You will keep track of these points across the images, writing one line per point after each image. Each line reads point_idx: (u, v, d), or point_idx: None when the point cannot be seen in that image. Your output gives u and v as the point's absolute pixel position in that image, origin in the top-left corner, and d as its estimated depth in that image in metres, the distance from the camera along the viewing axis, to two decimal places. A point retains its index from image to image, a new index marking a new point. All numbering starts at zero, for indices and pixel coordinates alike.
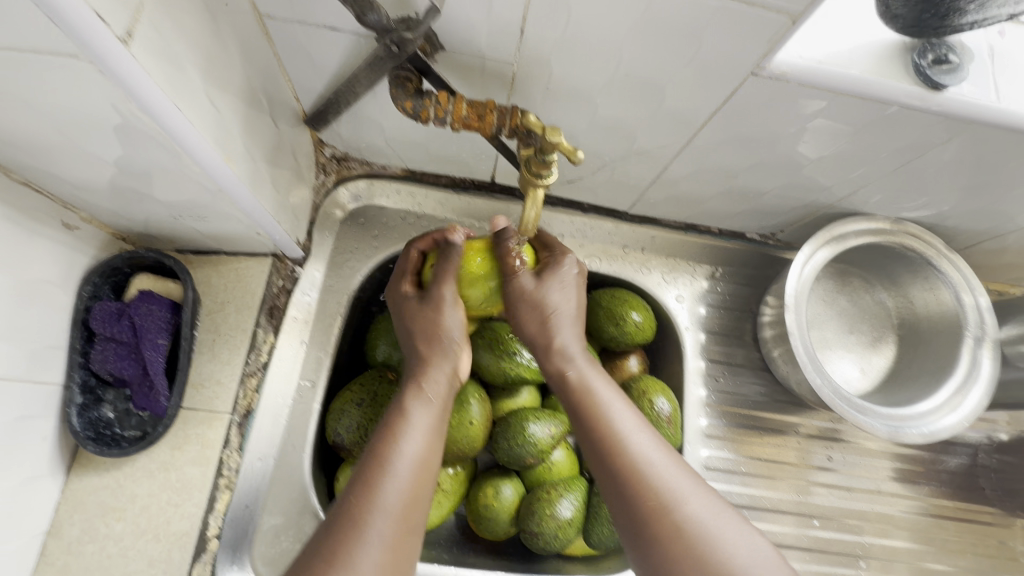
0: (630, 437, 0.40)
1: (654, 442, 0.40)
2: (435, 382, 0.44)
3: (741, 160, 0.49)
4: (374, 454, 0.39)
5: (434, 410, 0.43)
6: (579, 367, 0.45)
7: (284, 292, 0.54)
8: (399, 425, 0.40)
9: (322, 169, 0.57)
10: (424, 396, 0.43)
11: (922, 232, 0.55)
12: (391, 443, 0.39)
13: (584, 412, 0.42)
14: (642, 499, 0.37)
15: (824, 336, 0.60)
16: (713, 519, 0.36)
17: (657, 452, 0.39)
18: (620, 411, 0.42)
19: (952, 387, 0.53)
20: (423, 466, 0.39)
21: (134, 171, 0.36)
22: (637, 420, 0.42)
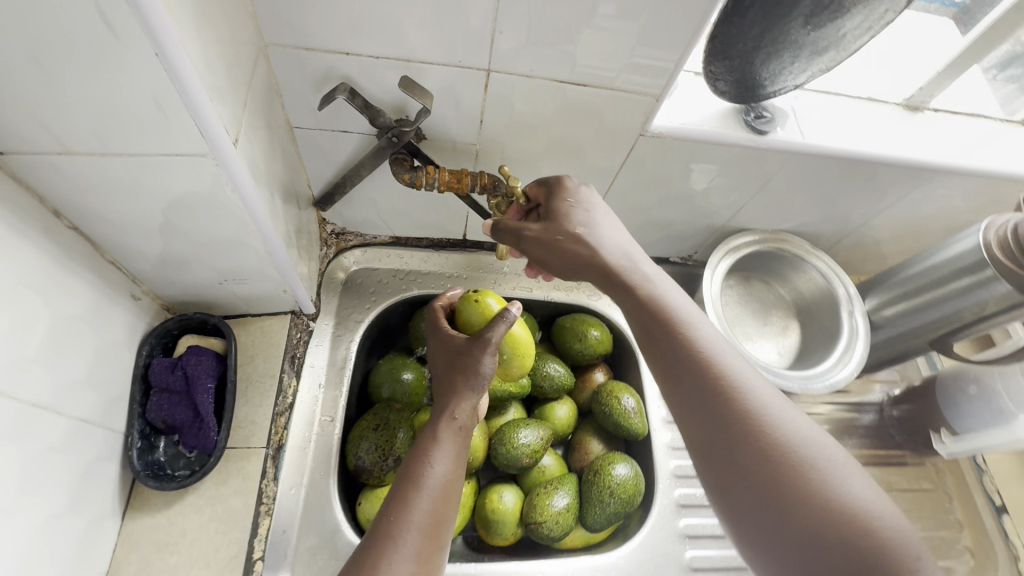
0: (718, 368, 0.41)
1: (743, 360, 0.42)
2: (463, 411, 0.49)
3: (650, 197, 0.66)
4: (410, 479, 0.43)
5: (460, 436, 0.48)
6: (655, 291, 0.46)
7: (302, 343, 0.64)
8: (429, 449, 0.46)
9: (325, 242, 0.70)
10: (452, 421, 0.48)
11: (790, 237, 0.74)
12: (421, 467, 0.44)
13: (668, 334, 0.43)
14: (738, 414, 0.38)
15: (743, 326, 0.76)
16: (807, 435, 0.37)
17: (742, 364, 0.41)
18: (727, 353, 0.42)
19: (842, 348, 0.69)
20: (450, 486, 0.44)
21: (206, 242, 0.48)
22: (719, 333, 0.44)
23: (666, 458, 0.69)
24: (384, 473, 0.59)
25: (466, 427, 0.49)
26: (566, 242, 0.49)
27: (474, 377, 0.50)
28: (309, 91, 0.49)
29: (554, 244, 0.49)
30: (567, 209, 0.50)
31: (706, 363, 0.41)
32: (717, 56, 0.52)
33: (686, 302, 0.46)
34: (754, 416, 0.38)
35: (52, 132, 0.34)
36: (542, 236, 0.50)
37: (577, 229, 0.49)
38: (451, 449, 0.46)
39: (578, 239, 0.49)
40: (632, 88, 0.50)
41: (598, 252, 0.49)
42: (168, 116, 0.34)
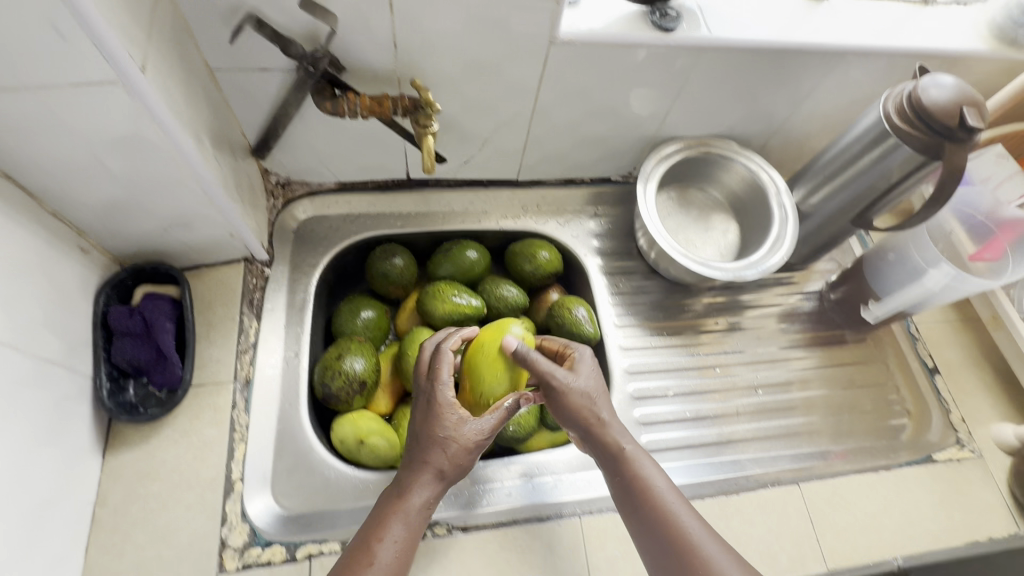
0: (659, 494, 0.51)
1: (680, 500, 0.51)
2: (422, 495, 0.50)
3: (578, 113, 0.69)
4: (361, 559, 0.46)
5: (414, 522, 0.49)
6: (603, 420, 0.54)
7: (259, 288, 0.67)
8: (382, 528, 0.48)
9: (271, 194, 0.72)
10: (409, 504, 0.49)
11: (719, 139, 0.77)
12: (372, 546, 0.47)
13: (625, 482, 0.52)
14: (675, 554, 0.48)
15: (684, 232, 0.80)
16: (711, 541, 0.48)
17: (663, 482, 0.52)
18: (655, 475, 0.52)
19: (773, 235, 0.73)
20: (402, 558, 0.47)
21: (140, 184, 0.50)
22: (649, 459, 0.54)
23: (618, 358, 0.74)
24: (352, 398, 0.64)
25: (425, 512, 0.50)
26: (564, 387, 0.54)
27: (457, 457, 0.51)
28: (219, 27, 0.50)
29: (572, 406, 0.54)
30: (584, 369, 0.56)
31: (645, 497, 0.51)
32: None
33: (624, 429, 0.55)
34: (687, 550, 0.47)
35: None
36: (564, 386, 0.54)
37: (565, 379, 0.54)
38: (406, 527, 0.48)
39: (588, 395, 0.54)
40: None
41: (591, 398, 0.54)
42: (68, 40, 0.36)
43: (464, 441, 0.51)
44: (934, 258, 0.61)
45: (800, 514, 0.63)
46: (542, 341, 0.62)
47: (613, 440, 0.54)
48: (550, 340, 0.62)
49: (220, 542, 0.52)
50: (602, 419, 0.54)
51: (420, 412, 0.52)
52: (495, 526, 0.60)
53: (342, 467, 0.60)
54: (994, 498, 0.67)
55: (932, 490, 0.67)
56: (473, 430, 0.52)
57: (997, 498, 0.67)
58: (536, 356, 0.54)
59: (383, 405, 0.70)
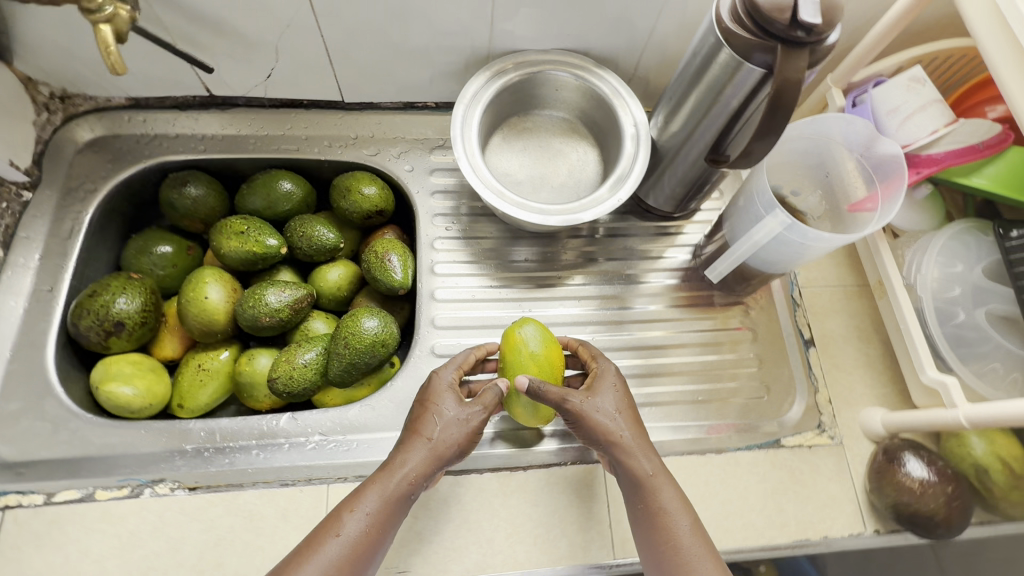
0: (683, 538, 0.45)
1: (690, 525, 0.45)
2: (412, 467, 0.46)
3: (373, 13, 0.57)
4: (326, 530, 0.42)
5: (388, 496, 0.44)
6: (630, 444, 0.48)
7: (13, 214, 0.60)
8: (353, 502, 0.44)
9: (44, 107, 0.63)
10: (390, 473, 0.45)
11: (570, 55, 0.64)
12: (340, 515, 0.43)
13: (647, 513, 0.46)
14: None
15: (531, 170, 0.68)
16: None
17: (688, 526, 0.45)
18: (680, 514, 0.46)
19: (621, 171, 0.61)
20: (363, 544, 0.42)
21: None
22: (679, 496, 0.47)
23: (432, 309, 0.65)
24: (108, 340, 0.57)
25: (407, 488, 0.45)
26: (584, 416, 0.49)
27: (447, 441, 0.47)
28: None
29: (591, 427, 0.49)
30: (606, 389, 0.51)
31: (670, 535, 0.45)
32: None
33: (653, 459, 0.48)
34: None
35: None
36: (576, 412, 0.49)
37: (579, 400, 0.49)
38: (378, 499, 0.44)
39: (605, 429, 0.49)
40: None
41: (612, 431, 0.49)
42: None
43: (450, 425, 0.48)
44: (767, 202, 0.51)
45: (594, 496, 0.55)
46: (577, 346, 0.58)
47: (636, 464, 0.48)
48: (585, 348, 0.57)
49: None
50: (630, 447, 0.48)
51: (416, 403, 0.51)
52: (262, 488, 0.52)
53: (81, 411, 0.54)
54: (844, 493, 0.57)
55: (767, 479, 0.57)
56: (462, 408, 0.49)
57: (849, 494, 0.57)
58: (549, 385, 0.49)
59: (170, 350, 0.63)
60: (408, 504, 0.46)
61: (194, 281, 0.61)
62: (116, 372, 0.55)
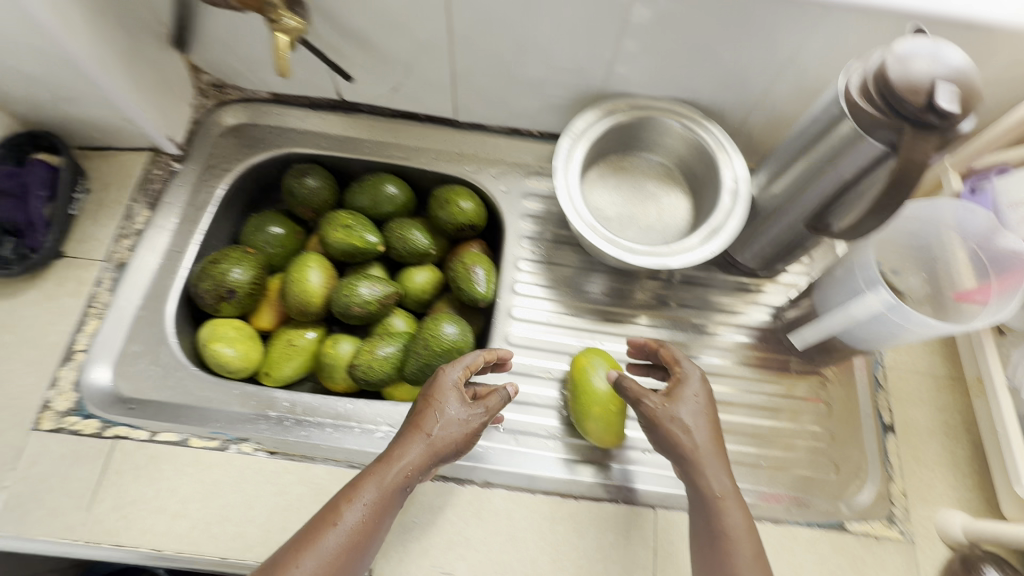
0: (739, 565, 0.45)
1: (750, 555, 0.45)
2: (410, 463, 0.47)
3: (503, 45, 0.61)
4: (331, 515, 0.44)
5: (390, 488, 0.46)
6: (704, 459, 0.49)
7: (162, 180, 0.68)
8: (356, 490, 0.45)
9: (202, 93, 0.72)
10: (392, 466, 0.46)
11: (679, 105, 0.66)
12: (343, 505, 0.44)
13: (706, 528, 0.47)
14: None
15: (624, 209, 0.69)
16: None
17: (746, 556, 0.45)
18: (742, 541, 0.46)
19: (715, 223, 0.61)
20: (361, 534, 0.44)
21: (12, 45, 0.51)
22: (746, 524, 0.47)
23: (506, 325, 0.68)
24: (220, 303, 0.64)
25: (404, 481, 0.46)
26: (663, 422, 0.50)
27: (444, 440, 0.48)
28: None
29: (665, 434, 0.50)
30: (688, 401, 0.51)
31: (727, 557, 0.45)
32: None
33: (727, 481, 0.48)
34: None
35: None
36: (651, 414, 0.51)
37: (656, 404, 0.50)
38: (380, 491, 0.45)
39: (678, 437, 0.49)
40: None
41: (688, 442, 0.49)
42: None
43: (450, 425, 0.48)
44: (872, 279, 0.51)
45: (643, 539, 0.55)
46: (659, 348, 0.58)
47: (704, 479, 0.48)
48: (665, 352, 0.57)
49: (43, 403, 0.55)
50: (701, 462, 0.48)
51: (420, 397, 0.51)
52: (328, 464, 0.55)
53: (188, 363, 0.61)
54: None
55: (826, 561, 0.55)
56: (462, 410, 0.50)
57: None
58: (632, 381, 0.53)
59: (266, 320, 0.69)
60: (406, 494, 0.47)
61: (300, 264, 0.67)
62: (223, 334, 0.62)
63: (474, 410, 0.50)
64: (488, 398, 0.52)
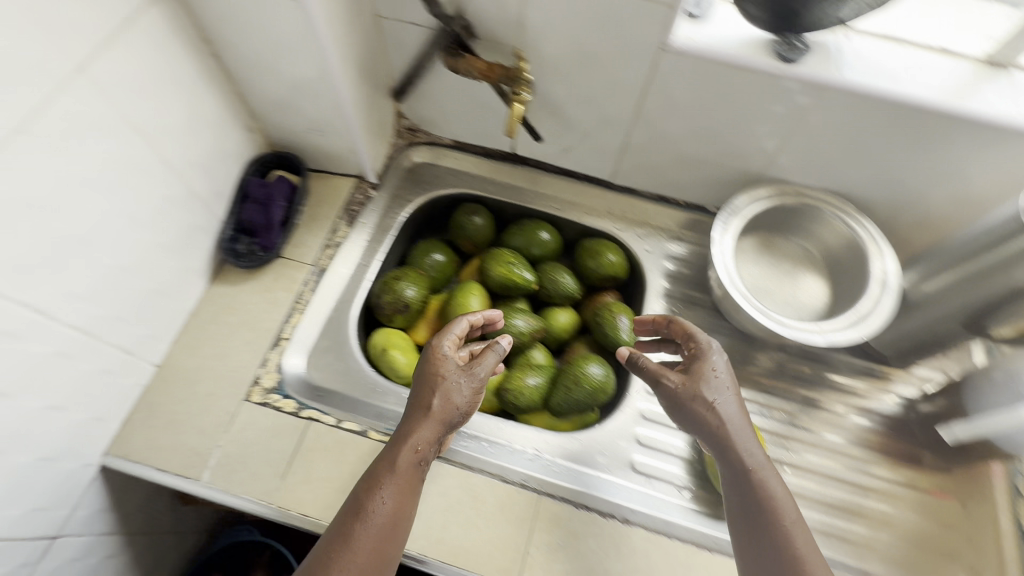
0: (790, 528, 0.49)
1: (797, 520, 0.49)
2: (423, 439, 0.50)
3: (680, 127, 0.69)
4: (360, 501, 0.48)
5: (412, 465, 0.50)
6: (733, 433, 0.52)
7: (361, 204, 0.79)
8: (383, 475, 0.49)
9: (399, 134, 0.85)
10: (409, 448, 0.50)
11: (832, 197, 0.71)
12: (370, 492, 0.48)
13: (746, 497, 0.51)
14: None
15: (766, 284, 0.75)
16: None
17: (795, 521, 0.49)
18: (787, 505, 0.50)
19: (863, 308, 0.65)
20: (396, 510, 0.48)
21: (297, 87, 0.64)
22: (785, 490, 0.51)
23: None
24: (394, 315, 0.72)
25: (423, 454, 0.50)
26: (701, 399, 0.53)
27: (447, 409, 0.52)
28: None
29: (699, 414, 0.53)
30: (715, 376, 0.54)
31: (774, 523, 0.49)
32: None
33: (760, 451, 0.52)
34: None
35: None
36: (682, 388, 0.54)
37: (676, 380, 0.55)
38: (402, 471, 0.49)
39: (720, 416, 0.53)
40: None
41: (721, 417, 0.53)
42: None
43: (450, 396, 0.52)
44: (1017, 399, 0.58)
45: None
46: (672, 323, 0.62)
47: (741, 452, 0.51)
48: (679, 325, 0.61)
49: (254, 378, 0.64)
50: (734, 435, 0.52)
51: (417, 376, 0.55)
52: (488, 476, 0.61)
53: (360, 364, 0.68)
54: None
55: None
56: (466, 380, 0.54)
57: None
58: (647, 361, 0.58)
59: (422, 335, 0.76)
60: (429, 463, 0.52)
61: (463, 291, 0.75)
62: (396, 343, 0.69)
63: (470, 376, 0.54)
64: (483, 359, 0.56)
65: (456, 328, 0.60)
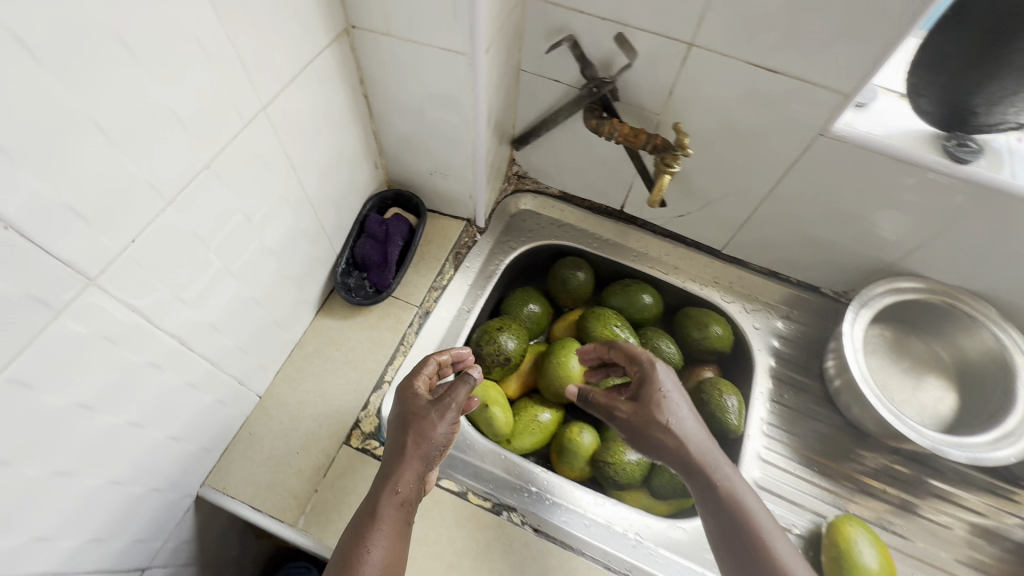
0: (773, 544, 0.49)
1: (785, 541, 0.50)
2: (407, 480, 0.48)
3: (816, 210, 0.67)
4: (348, 557, 0.44)
5: (400, 505, 0.47)
6: (697, 454, 0.53)
7: (466, 247, 0.78)
8: (371, 527, 0.46)
9: (507, 180, 0.84)
10: (393, 490, 0.48)
11: (974, 299, 0.66)
12: (360, 548, 0.45)
13: (732, 523, 0.51)
14: None
15: (886, 382, 0.71)
16: None
17: (784, 543, 0.50)
18: (767, 522, 0.51)
19: (1007, 426, 0.60)
20: (391, 558, 0.45)
21: (436, 133, 0.63)
22: (764, 510, 0.51)
23: (751, 466, 0.69)
24: (492, 367, 0.69)
25: (409, 493, 0.48)
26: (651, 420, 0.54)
27: (425, 445, 0.50)
28: (541, 39, 0.62)
29: (656, 439, 0.53)
30: (672, 401, 0.55)
31: (762, 545, 0.49)
32: (924, 68, 0.55)
33: (733, 471, 0.53)
34: None
35: (386, 16, 0.50)
36: (626, 415, 0.55)
37: (628, 409, 0.55)
38: (389, 514, 0.47)
39: (646, 433, 0.54)
40: (823, 83, 0.53)
41: (686, 440, 0.53)
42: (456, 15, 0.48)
43: (431, 431, 0.50)
44: None
45: None
46: (611, 349, 0.62)
47: (714, 474, 0.52)
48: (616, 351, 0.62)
49: (354, 422, 0.62)
50: (685, 455, 0.53)
51: (392, 418, 0.53)
52: (591, 561, 0.58)
53: None
54: None
55: None
56: (443, 415, 0.51)
57: None
58: (597, 394, 0.58)
59: (512, 388, 0.73)
60: (417, 501, 0.50)
61: (562, 348, 0.71)
62: (494, 398, 0.65)
63: (449, 409, 0.52)
64: (458, 390, 0.53)
65: (427, 364, 0.57)
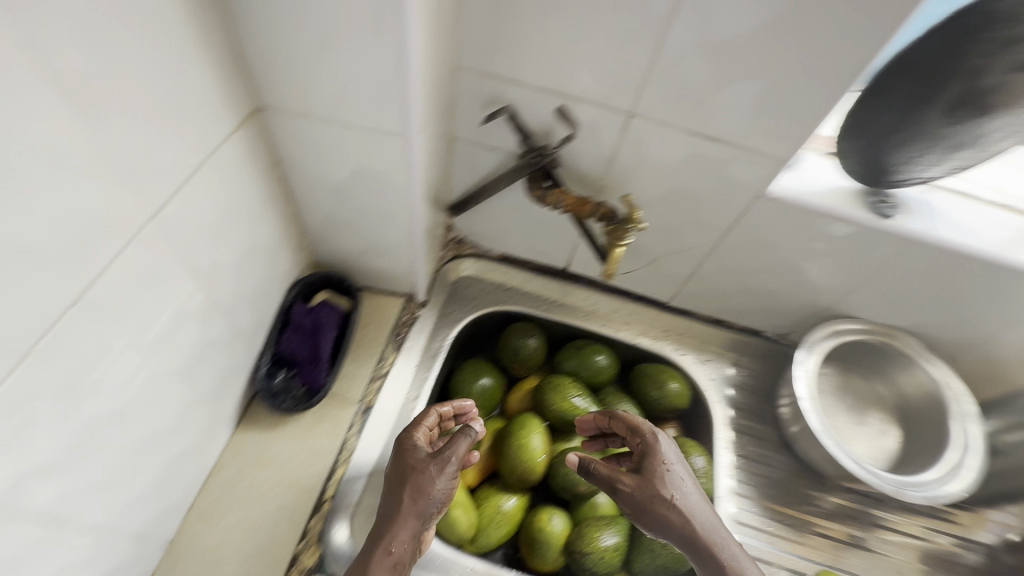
0: None
1: None
2: (401, 541, 0.45)
3: (757, 263, 0.68)
4: None
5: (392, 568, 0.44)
6: (699, 528, 0.49)
7: (406, 326, 0.71)
8: None
9: (445, 245, 0.79)
10: (385, 551, 0.44)
11: (901, 335, 0.71)
12: None
13: None
14: None
15: (836, 421, 0.74)
16: None
17: None
18: None
19: (949, 459, 0.65)
20: None
21: (367, 213, 0.57)
22: None
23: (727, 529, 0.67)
24: None
25: (401, 557, 0.44)
26: (655, 493, 0.50)
27: (422, 501, 0.46)
28: (476, 108, 0.59)
29: (659, 512, 0.49)
30: (674, 468, 0.51)
31: None
32: (849, 133, 0.58)
33: (736, 543, 0.49)
34: None
35: (304, 96, 0.44)
36: (631, 484, 0.50)
37: (633, 478, 0.50)
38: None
39: (649, 507, 0.49)
40: (759, 149, 0.54)
41: (689, 513, 0.49)
42: (387, 96, 0.43)
43: (427, 489, 0.46)
44: None
45: None
46: (611, 419, 0.58)
47: (719, 551, 0.48)
48: (619, 420, 0.57)
49: (291, 558, 0.52)
50: (689, 528, 0.49)
51: (388, 475, 0.49)
52: None
53: None
54: None
55: None
56: (446, 472, 0.47)
57: None
58: (599, 463, 0.53)
59: (471, 477, 0.65)
60: (410, 564, 0.46)
61: (523, 427, 0.64)
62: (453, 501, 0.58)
63: (450, 466, 0.47)
64: (459, 445, 0.48)
65: (427, 415, 0.53)
